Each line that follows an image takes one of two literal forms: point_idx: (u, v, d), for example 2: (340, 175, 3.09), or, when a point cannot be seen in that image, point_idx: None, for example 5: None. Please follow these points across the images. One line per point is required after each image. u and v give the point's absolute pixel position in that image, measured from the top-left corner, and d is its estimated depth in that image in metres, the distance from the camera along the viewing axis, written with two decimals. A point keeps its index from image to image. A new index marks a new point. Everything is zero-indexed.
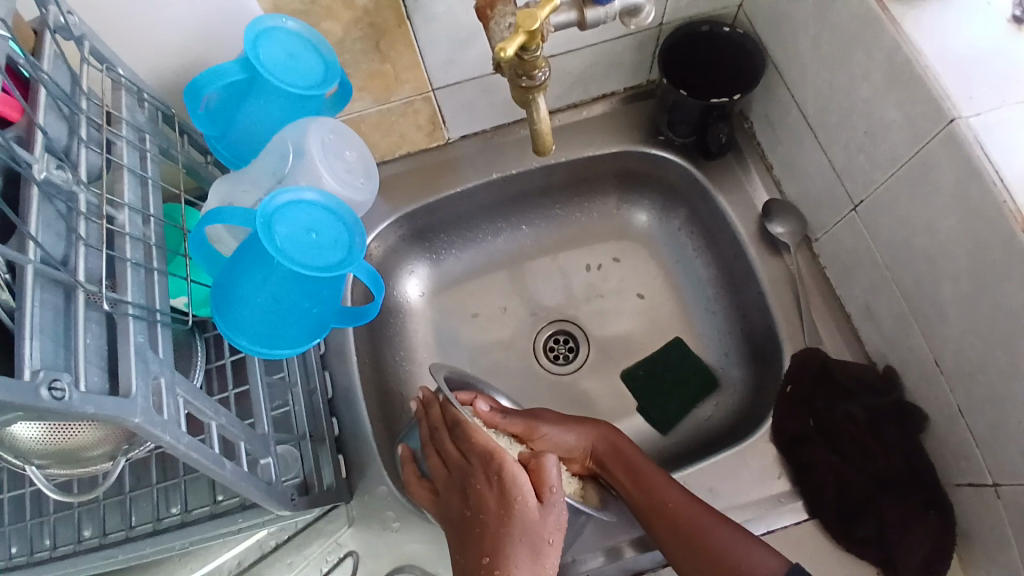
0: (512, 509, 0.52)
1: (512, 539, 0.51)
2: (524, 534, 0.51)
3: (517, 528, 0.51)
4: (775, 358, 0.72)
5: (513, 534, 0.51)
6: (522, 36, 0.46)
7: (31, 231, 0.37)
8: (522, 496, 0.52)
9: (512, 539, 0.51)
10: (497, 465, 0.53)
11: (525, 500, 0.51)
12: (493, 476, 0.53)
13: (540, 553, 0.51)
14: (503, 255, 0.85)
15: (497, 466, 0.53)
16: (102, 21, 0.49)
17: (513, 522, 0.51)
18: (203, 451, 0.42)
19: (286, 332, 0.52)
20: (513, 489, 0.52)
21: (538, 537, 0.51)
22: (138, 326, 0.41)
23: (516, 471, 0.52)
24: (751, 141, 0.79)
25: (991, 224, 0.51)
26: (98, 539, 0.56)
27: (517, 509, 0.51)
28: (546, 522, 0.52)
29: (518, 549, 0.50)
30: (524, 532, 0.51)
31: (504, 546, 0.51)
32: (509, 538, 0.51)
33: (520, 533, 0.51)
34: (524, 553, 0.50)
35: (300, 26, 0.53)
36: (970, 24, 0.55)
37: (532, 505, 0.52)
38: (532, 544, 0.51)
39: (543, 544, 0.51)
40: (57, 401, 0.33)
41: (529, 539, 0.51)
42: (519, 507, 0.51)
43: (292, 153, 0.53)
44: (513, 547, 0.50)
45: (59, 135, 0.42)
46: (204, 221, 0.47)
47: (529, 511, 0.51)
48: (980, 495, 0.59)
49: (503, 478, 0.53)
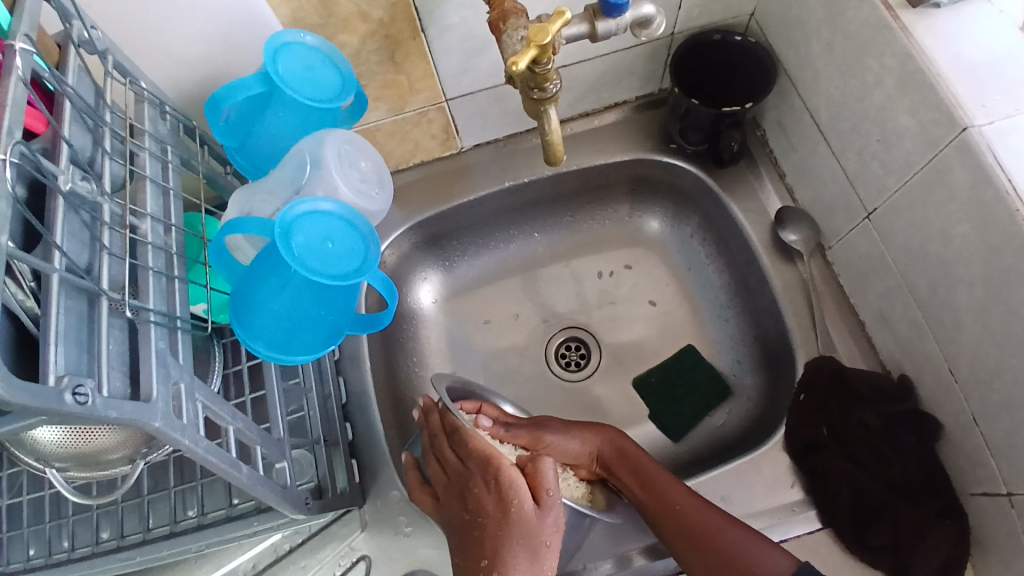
0: (509, 512, 0.52)
1: (510, 541, 0.51)
2: (523, 535, 0.51)
3: (515, 531, 0.51)
4: (788, 365, 0.72)
5: (512, 537, 0.51)
6: (533, 50, 0.46)
7: (56, 241, 0.38)
8: (518, 499, 0.52)
9: (510, 541, 0.51)
10: (494, 469, 0.54)
11: (521, 503, 0.52)
12: (491, 480, 0.54)
13: (538, 555, 0.51)
14: (516, 261, 0.86)
15: (494, 470, 0.54)
16: (123, 35, 0.50)
17: (509, 525, 0.52)
18: (221, 455, 0.43)
19: (301, 339, 0.52)
20: (510, 492, 0.52)
21: (536, 539, 0.51)
22: (160, 332, 0.42)
23: (513, 475, 0.53)
24: (764, 148, 0.80)
25: (1006, 231, 0.51)
26: (116, 541, 0.57)
27: (513, 511, 0.52)
28: (544, 524, 0.52)
29: (516, 552, 0.50)
30: (521, 533, 0.51)
31: (502, 548, 0.51)
32: (506, 540, 0.51)
33: (517, 535, 0.51)
34: (523, 556, 0.51)
35: (318, 41, 0.54)
36: (983, 31, 0.55)
37: (528, 508, 0.52)
38: (531, 546, 0.51)
39: (541, 546, 0.51)
40: (80, 406, 0.34)
41: (528, 542, 0.51)
42: (516, 511, 0.52)
43: (309, 164, 0.53)
44: (512, 550, 0.50)
45: (84, 147, 0.44)
46: (224, 229, 0.48)
47: (525, 514, 0.52)
48: (995, 504, 0.58)
49: (500, 481, 0.53)
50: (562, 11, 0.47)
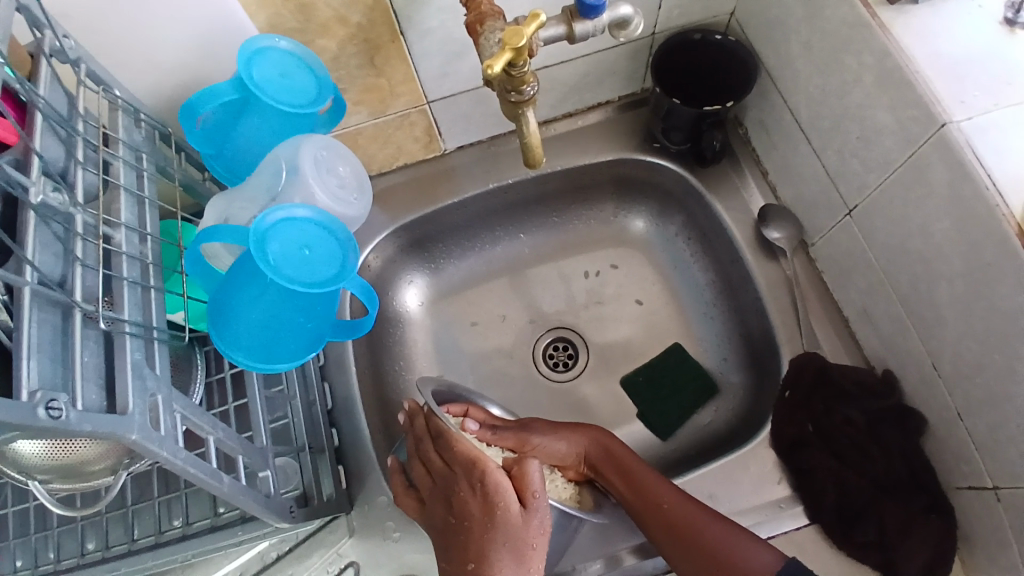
0: (495, 514, 0.52)
1: (495, 544, 0.51)
2: (507, 538, 0.51)
3: (499, 533, 0.51)
4: (774, 363, 0.72)
5: (497, 539, 0.51)
6: (509, 53, 0.46)
7: (28, 255, 0.37)
8: (504, 502, 0.52)
9: (495, 544, 0.51)
10: (479, 472, 0.54)
11: (507, 506, 0.52)
12: (476, 483, 0.54)
13: (524, 558, 0.51)
14: (501, 263, 0.86)
15: (479, 473, 0.54)
16: (97, 43, 0.50)
17: (494, 529, 0.51)
18: (201, 466, 0.43)
19: (281, 347, 0.52)
20: (496, 495, 0.52)
21: (522, 542, 0.51)
22: (135, 344, 0.42)
23: (499, 478, 0.53)
24: (746, 146, 0.80)
25: (986, 226, 0.51)
26: (102, 552, 0.57)
27: (498, 514, 0.52)
28: (530, 526, 0.52)
29: (501, 554, 0.51)
30: (506, 536, 0.51)
31: (488, 550, 0.51)
32: (492, 542, 0.51)
33: (502, 538, 0.51)
34: (508, 558, 0.50)
35: (292, 45, 0.54)
36: (960, 28, 0.55)
37: (514, 511, 0.52)
38: (516, 549, 0.51)
39: (527, 548, 0.51)
40: (54, 421, 0.34)
41: (513, 544, 0.51)
42: (501, 514, 0.52)
43: (286, 170, 0.53)
44: (496, 552, 0.51)
45: (56, 158, 0.43)
46: (201, 237, 0.48)
47: (511, 516, 0.51)
48: (980, 498, 0.58)
49: (486, 484, 0.53)
50: (538, 14, 0.47)
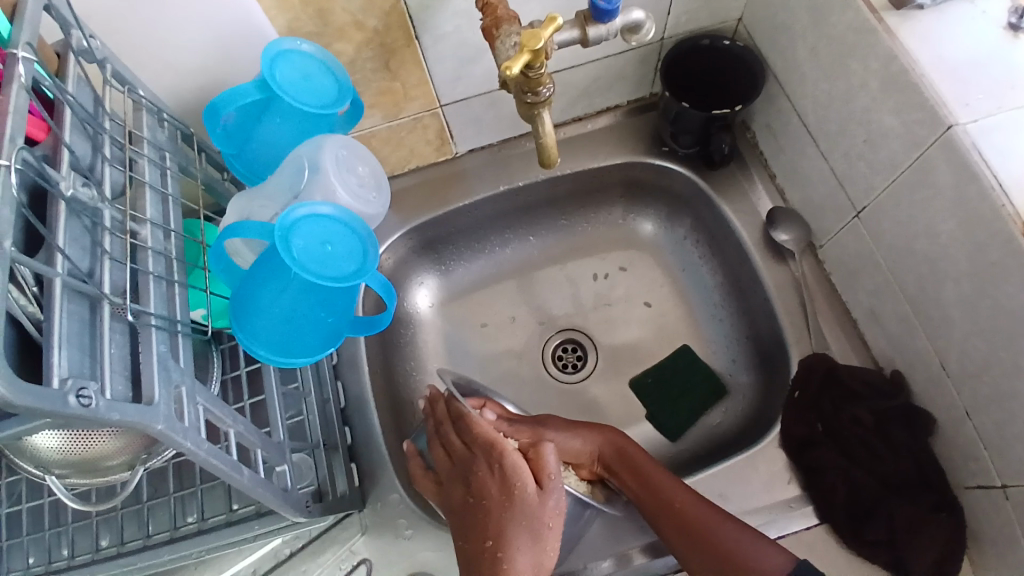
0: (512, 494, 0.53)
1: (512, 522, 0.52)
2: (524, 518, 0.52)
3: (517, 511, 0.52)
4: (782, 364, 0.73)
5: (514, 518, 0.52)
6: (527, 55, 0.47)
7: (59, 245, 0.38)
8: (521, 483, 0.53)
9: (513, 524, 0.52)
10: (498, 453, 0.55)
11: (523, 486, 0.53)
12: (495, 464, 0.55)
13: (540, 537, 0.52)
14: (511, 265, 0.87)
15: (498, 454, 0.54)
16: (120, 45, 0.51)
17: (512, 508, 0.52)
18: (223, 457, 0.43)
19: (302, 342, 0.53)
20: (514, 476, 0.53)
21: (537, 522, 0.52)
22: (160, 336, 0.42)
23: (515, 459, 0.54)
24: (754, 150, 0.81)
25: (992, 226, 0.51)
26: (115, 548, 0.57)
27: (517, 494, 0.53)
28: (545, 507, 0.53)
29: (518, 533, 0.51)
30: (524, 516, 0.52)
31: (506, 528, 0.52)
32: (511, 520, 0.52)
33: (521, 518, 0.52)
34: (524, 537, 0.52)
35: (314, 49, 0.55)
36: (966, 31, 0.56)
37: (531, 491, 0.53)
38: (533, 531, 0.52)
39: (543, 528, 0.52)
40: (84, 408, 0.34)
41: (529, 524, 0.52)
42: (519, 493, 0.53)
43: (307, 168, 0.54)
44: (512, 530, 0.52)
45: (84, 154, 0.44)
46: (223, 234, 0.49)
47: (528, 496, 0.52)
48: (989, 496, 0.59)
49: (503, 466, 0.54)
50: (555, 17, 0.48)
